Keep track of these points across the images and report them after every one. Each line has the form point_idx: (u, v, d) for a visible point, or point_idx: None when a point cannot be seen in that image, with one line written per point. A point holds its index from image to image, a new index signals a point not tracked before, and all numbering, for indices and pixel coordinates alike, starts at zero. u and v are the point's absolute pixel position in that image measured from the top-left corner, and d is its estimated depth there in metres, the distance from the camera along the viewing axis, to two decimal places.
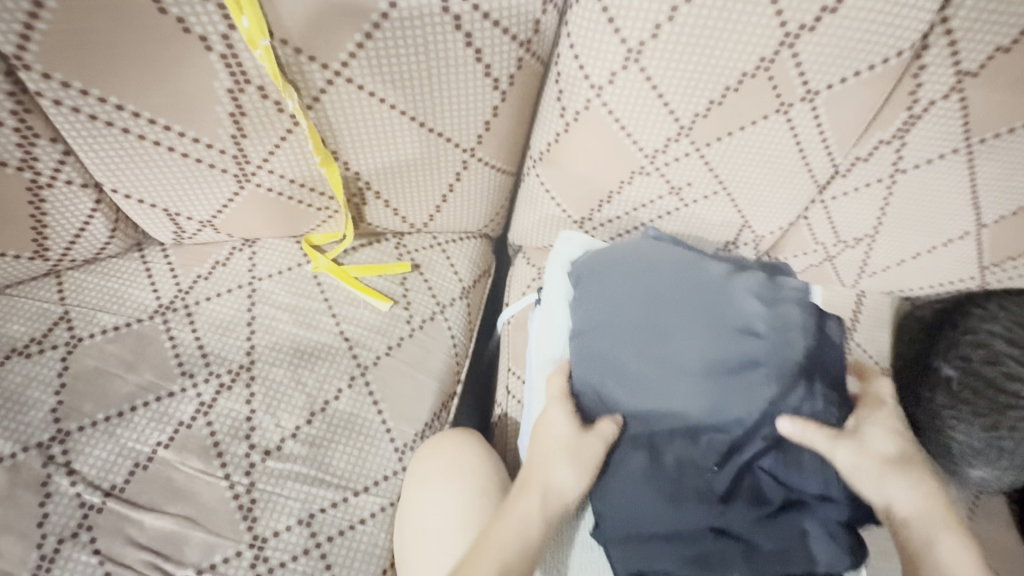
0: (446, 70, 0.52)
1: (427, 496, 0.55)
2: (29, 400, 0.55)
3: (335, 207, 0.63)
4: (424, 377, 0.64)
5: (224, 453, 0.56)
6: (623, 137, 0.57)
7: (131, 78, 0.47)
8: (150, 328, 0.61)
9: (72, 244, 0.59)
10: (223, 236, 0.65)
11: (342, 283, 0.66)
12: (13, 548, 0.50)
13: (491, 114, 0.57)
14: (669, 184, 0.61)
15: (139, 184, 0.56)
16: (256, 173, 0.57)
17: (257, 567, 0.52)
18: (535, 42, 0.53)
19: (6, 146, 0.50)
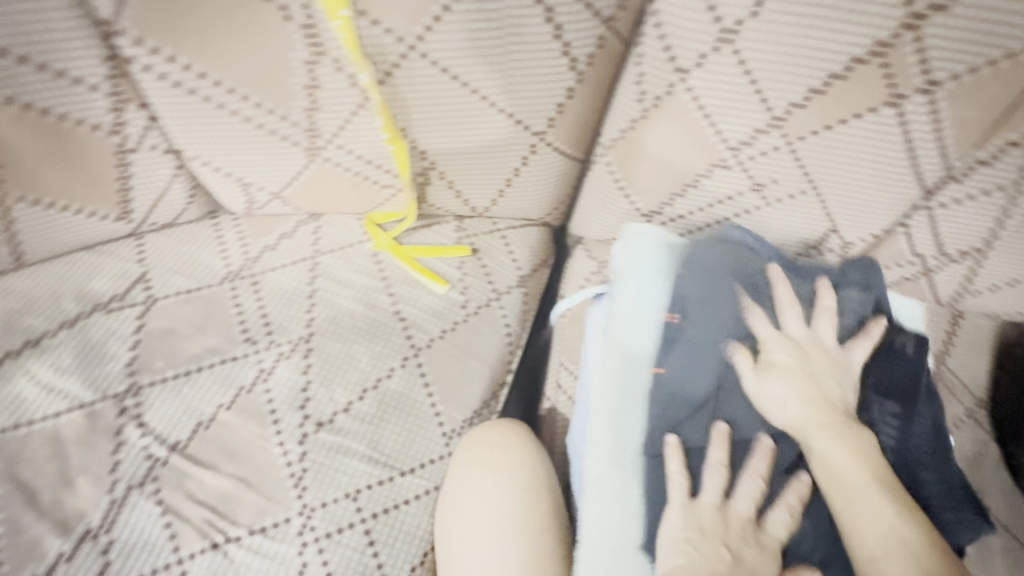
0: (523, 48, 0.50)
1: (471, 483, 0.54)
2: (108, 353, 0.58)
3: (399, 186, 0.63)
4: (475, 363, 0.64)
5: (280, 420, 0.57)
6: (704, 125, 0.53)
7: (212, 46, 0.48)
8: (218, 294, 0.63)
9: (153, 208, 0.62)
10: (289, 209, 0.66)
11: (401, 263, 0.66)
12: (88, 490, 0.53)
13: (565, 96, 0.55)
14: (751, 182, 0.57)
15: (215, 153, 0.57)
16: (325, 147, 0.57)
17: (303, 535, 0.53)
18: (618, 20, 0.50)
19: (99, 110, 0.52)
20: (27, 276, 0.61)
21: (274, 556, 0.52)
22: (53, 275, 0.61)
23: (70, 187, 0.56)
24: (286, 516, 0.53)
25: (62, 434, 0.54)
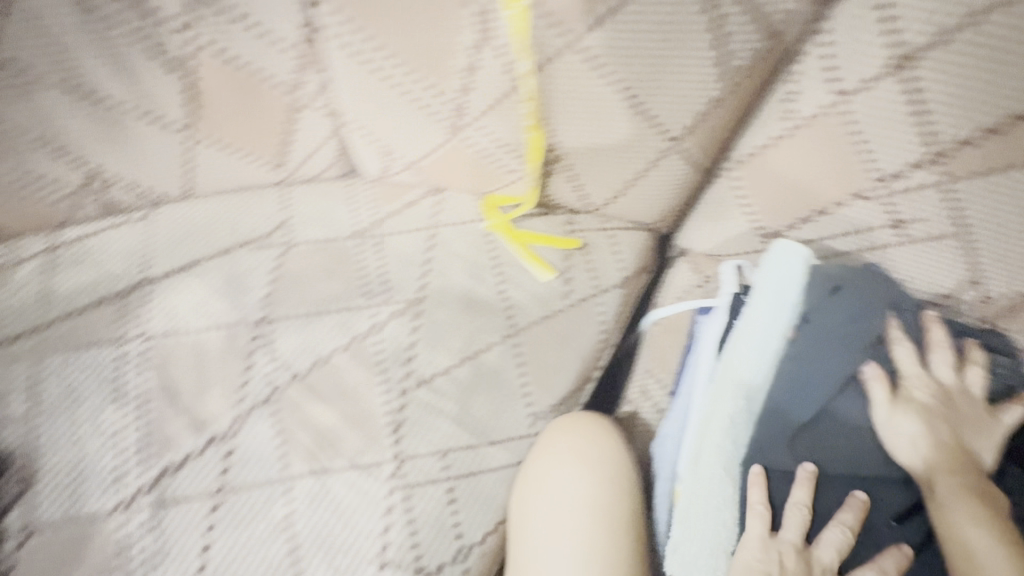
0: (680, 53, 0.51)
1: (561, 472, 0.55)
2: (250, 283, 0.65)
3: (524, 172, 0.65)
4: (569, 352, 0.66)
5: (386, 371, 0.62)
6: (854, 150, 0.52)
7: (396, 23, 0.53)
8: (347, 248, 0.69)
9: (305, 161, 0.69)
10: (418, 179, 0.71)
11: (511, 246, 0.69)
12: (219, 399, 0.60)
13: (710, 105, 0.55)
14: (891, 218, 0.54)
15: (369, 120, 0.63)
16: (467, 126, 0.60)
17: (395, 479, 0.57)
18: (788, 36, 0.50)
19: (285, 68, 0.59)
20: (190, 209, 0.69)
21: (367, 492, 0.57)
22: (210, 209, 0.69)
23: (245, 133, 0.64)
24: (381, 459, 0.58)
25: (205, 347, 0.62)
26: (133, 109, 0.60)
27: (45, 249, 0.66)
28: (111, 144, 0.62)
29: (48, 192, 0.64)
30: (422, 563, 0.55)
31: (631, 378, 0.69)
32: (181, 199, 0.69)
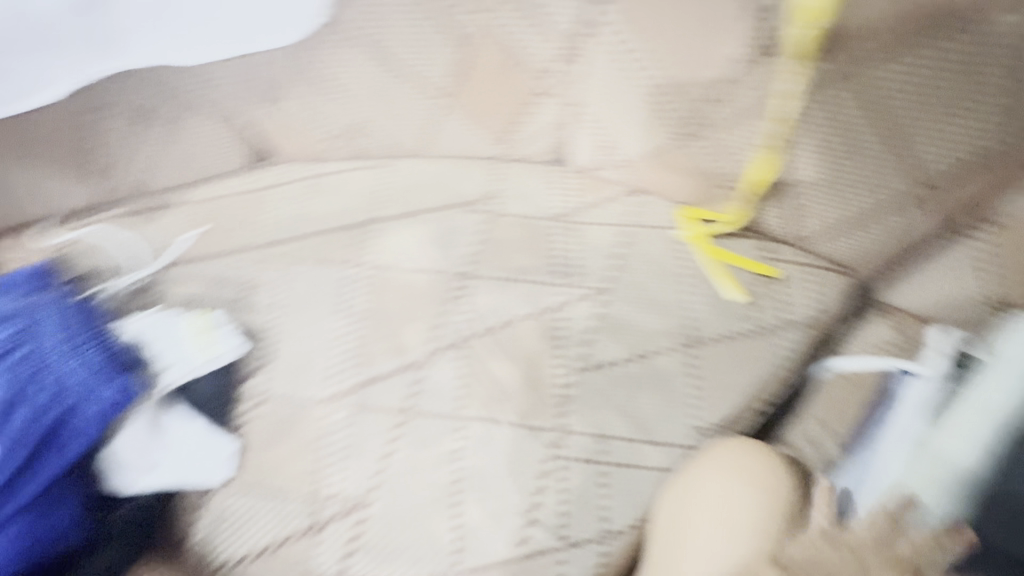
0: (963, 94, 0.50)
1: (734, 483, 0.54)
2: (459, 241, 0.73)
3: (737, 188, 0.66)
4: (741, 377, 0.65)
5: (564, 348, 0.66)
6: None
7: (672, 31, 0.58)
8: (544, 228, 0.73)
9: (524, 143, 0.75)
10: (621, 178, 0.74)
11: (702, 258, 0.70)
12: (418, 333, 0.68)
13: (980, 155, 0.52)
14: None
15: (604, 115, 0.68)
16: (698, 136, 0.64)
17: (555, 447, 0.61)
18: None
19: (547, 55, 0.64)
20: (419, 165, 0.78)
21: (528, 451, 0.61)
22: (433, 170, 0.78)
23: (488, 109, 0.71)
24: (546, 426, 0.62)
25: (414, 286, 0.71)
26: (407, 74, 0.68)
27: (301, 179, 0.77)
28: (377, 101, 0.71)
29: (321, 133, 0.75)
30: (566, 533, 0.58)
31: (792, 419, 0.66)
32: (408, 155, 0.78)
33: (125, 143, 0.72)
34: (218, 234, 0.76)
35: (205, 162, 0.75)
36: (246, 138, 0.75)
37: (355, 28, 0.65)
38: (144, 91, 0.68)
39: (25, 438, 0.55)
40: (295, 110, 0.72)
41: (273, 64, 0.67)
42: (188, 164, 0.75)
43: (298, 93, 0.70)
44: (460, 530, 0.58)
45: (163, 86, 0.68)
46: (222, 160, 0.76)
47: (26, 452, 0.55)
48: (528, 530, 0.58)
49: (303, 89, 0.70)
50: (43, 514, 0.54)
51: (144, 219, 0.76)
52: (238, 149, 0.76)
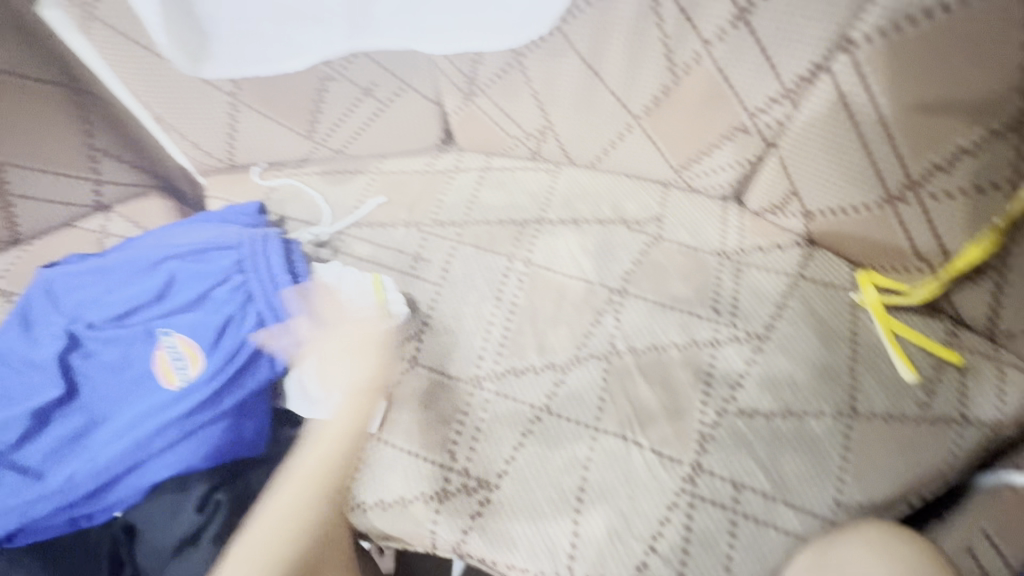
0: None
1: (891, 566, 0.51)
2: (617, 257, 0.75)
3: (937, 266, 0.61)
4: (901, 463, 0.60)
5: (711, 386, 0.65)
6: None
7: (918, 91, 0.52)
8: (708, 262, 0.73)
9: (703, 176, 0.75)
10: (800, 227, 0.71)
11: (877, 327, 0.65)
12: (565, 338, 0.70)
13: None
14: None
15: (802, 162, 0.64)
16: (908, 201, 0.58)
17: (685, 483, 0.60)
18: None
19: (761, 95, 0.62)
20: (589, 174, 0.81)
21: (658, 479, 0.61)
22: (605, 183, 0.81)
23: (677, 136, 0.71)
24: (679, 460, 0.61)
25: (568, 291, 0.73)
26: (612, 91, 0.70)
27: (479, 169, 0.84)
28: (574, 110, 0.74)
29: (511, 129, 0.80)
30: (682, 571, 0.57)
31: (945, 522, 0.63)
32: (585, 167, 0.82)
33: (338, 112, 0.79)
34: (396, 206, 0.82)
35: (406, 139, 0.84)
36: (447, 122, 0.83)
37: (579, 38, 0.67)
38: (365, 73, 0.74)
39: (239, 353, 0.64)
40: (496, 103, 0.77)
41: (487, 63, 0.72)
42: (390, 138, 0.83)
43: (501, 88, 0.75)
44: (576, 538, 0.59)
45: (385, 68, 0.74)
46: (421, 139, 0.85)
47: (234, 367, 0.63)
48: (644, 558, 0.58)
49: (508, 88, 0.75)
50: (239, 421, 0.62)
51: (338, 179, 0.84)
52: (438, 131, 0.84)
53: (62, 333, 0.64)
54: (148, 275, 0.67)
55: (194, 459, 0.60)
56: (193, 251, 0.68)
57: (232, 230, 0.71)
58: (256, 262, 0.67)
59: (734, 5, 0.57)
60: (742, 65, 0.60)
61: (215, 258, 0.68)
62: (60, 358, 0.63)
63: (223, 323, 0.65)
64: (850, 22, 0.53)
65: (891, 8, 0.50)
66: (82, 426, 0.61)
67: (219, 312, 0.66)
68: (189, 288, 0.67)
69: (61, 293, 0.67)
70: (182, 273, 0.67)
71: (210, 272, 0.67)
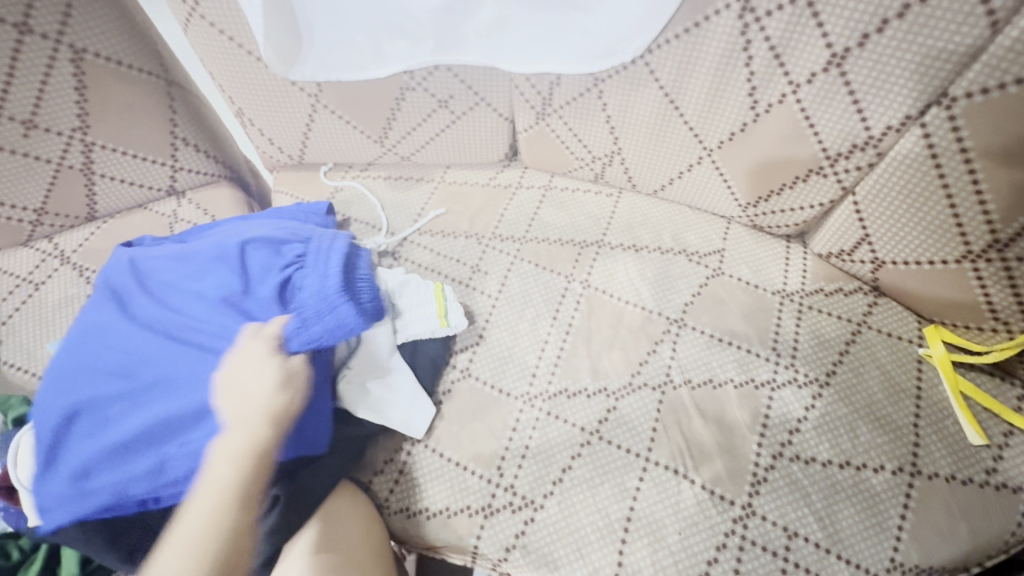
0: None
1: None
2: (676, 288, 0.74)
3: (1016, 328, 0.59)
4: (964, 529, 0.58)
5: (767, 428, 0.64)
6: None
7: (1018, 152, 0.50)
8: (770, 301, 0.72)
9: (771, 214, 0.74)
10: (867, 275, 0.70)
11: (944, 385, 0.64)
12: (620, 363, 0.69)
13: None
14: None
15: (879, 210, 0.63)
16: (992, 261, 0.57)
17: (735, 524, 0.59)
18: None
19: (845, 141, 0.61)
20: (650, 202, 0.82)
21: (708, 518, 0.60)
22: (667, 212, 0.81)
23: (749, 173, 0.70)
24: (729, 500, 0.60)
25: (624, 316, 0.73)
26: (688, 124, 0.70)
27: (541, 187, 0.85)
28: (646, 139, 0.74)
29: (578, 151, 0.81)
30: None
31: None
32: (648, 195, 0.83)
33: (410, 121, 0.80)
34: (457, 217, 0.83)
35: (472, 153, 0.86)
36: (515, 139, 0.85)
37: (663, 71, 0.67)
38: (442, 86, 0.76)
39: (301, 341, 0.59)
40: (567, 125, 0.78)
41: (565, 85, 0.73)
42: (457, 150, 0.85)
43: (574, 111, 0.76)
44: (620, 569, 0.58)
45: (462, 83, 0.76)
46: (488, 153, 0.86)
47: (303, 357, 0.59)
48: None
49: (582, 112, 0.75)
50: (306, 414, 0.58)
51: (402, 185, 0.86)
52: (505, 147, 0.86)
53: (148, 319, 0.62)
54: (222, 265, 0.64)
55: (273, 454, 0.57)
56: (271, 244, 0.66)
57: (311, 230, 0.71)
58: (323, 259, 0.64)
59: (828, 50, 0.56)
60: (828, 109, 0.60)
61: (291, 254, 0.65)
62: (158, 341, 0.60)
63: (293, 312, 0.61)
64: (951, 78, 0.52)
65: (996, 67, 0.49)
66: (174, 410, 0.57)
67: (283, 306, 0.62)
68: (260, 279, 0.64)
69: (150, 277, 0.66)
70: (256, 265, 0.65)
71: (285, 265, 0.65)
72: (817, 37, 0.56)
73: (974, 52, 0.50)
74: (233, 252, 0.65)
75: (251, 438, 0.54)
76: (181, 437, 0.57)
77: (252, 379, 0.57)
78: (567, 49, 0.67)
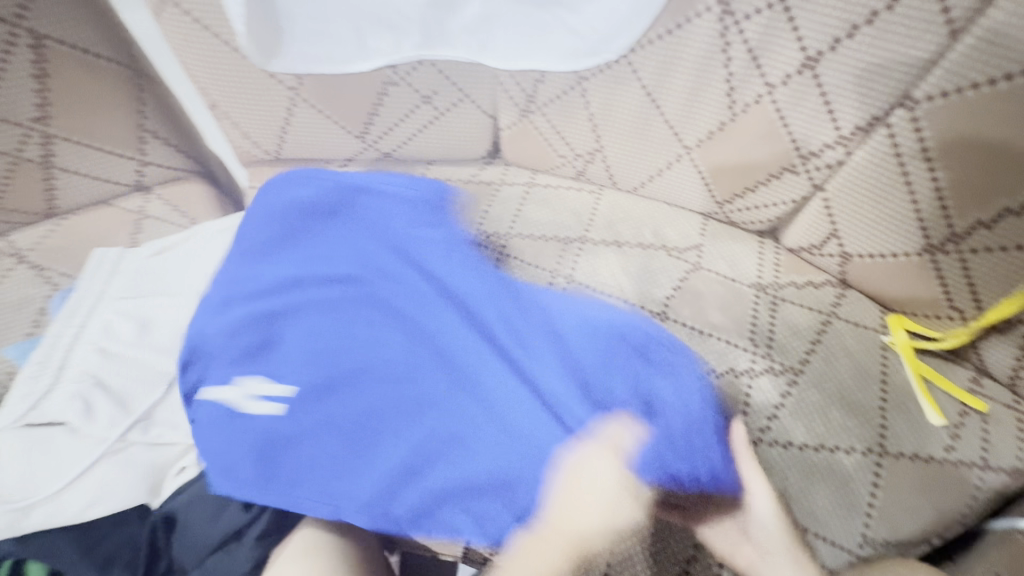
0: None
1: None
2: (658, 282, 0.77)
3: (970, 316, 0.63)
4: (924, 504, 0.62)
5: (747, 415, 0.67)
6: None
7: (974, 151, 0.54)
8: (746, 293, 0.75)
9: (746, 210, 0.77)
10: (835, 268, 0.74)
11: (906, 370, 0.68)
12: None
13: None
14: None
15: (847, 206, 0.67)
16: (949, 252, 0.61)
17: (719, 508, 0.61)
18: None
19: (816, 140, 0.64)
20: (630, 199, 0.84)
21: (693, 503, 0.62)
22: (647, 208, 0.83)
23: (726, 170, 0.73)
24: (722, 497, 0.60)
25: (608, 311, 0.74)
26: (668, 123, 0.72)
27: (524, 183, 0.86)
28: (627, 137, 0.76)
29: (561, 148, 0.82)
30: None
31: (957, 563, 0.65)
32: (628, 192, 0.85)
33: (393, 116, 0.80)
34: None
35: (455, 149, 0.85)
36: (497, 136, 0.85)
37: (645, 70, 0.69)
38: (426, 81, 0.75)
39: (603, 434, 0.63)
40: (550, 122, 0.79)
41: (549, 83, 0.74)
42: (440, 146, 0.84)
43: (558, 109, 0.77)
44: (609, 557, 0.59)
45: (447, 78, 0.76)
46: (471, 149, 0.87)
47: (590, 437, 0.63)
48: None
49: (565, 110, 0.76)
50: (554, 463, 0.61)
51: None
52: (487, 143, 0.86)
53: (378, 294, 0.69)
54: (415, 281, 0.70)
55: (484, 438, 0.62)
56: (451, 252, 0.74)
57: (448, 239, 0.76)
58: (530, 288, 0.74)
59: (802, 53, 0.59)
60: (801, 110, 0.63)
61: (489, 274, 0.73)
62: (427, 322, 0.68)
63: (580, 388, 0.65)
64: (914, 81, 0.56)
65: (955, 72, 0.53)
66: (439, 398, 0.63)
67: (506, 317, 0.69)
68: (464, 290, 0.71)
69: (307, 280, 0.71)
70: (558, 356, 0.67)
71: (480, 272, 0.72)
72: (792, 41, 0.59)
73: (934, 59, 0.53)
74: (421, 272, 0.72)
75: (621, 516, 0.60)
76: (461, 490, 0.59)
77: (574, 480, 0.60)
78: (546, 50, 0.69)
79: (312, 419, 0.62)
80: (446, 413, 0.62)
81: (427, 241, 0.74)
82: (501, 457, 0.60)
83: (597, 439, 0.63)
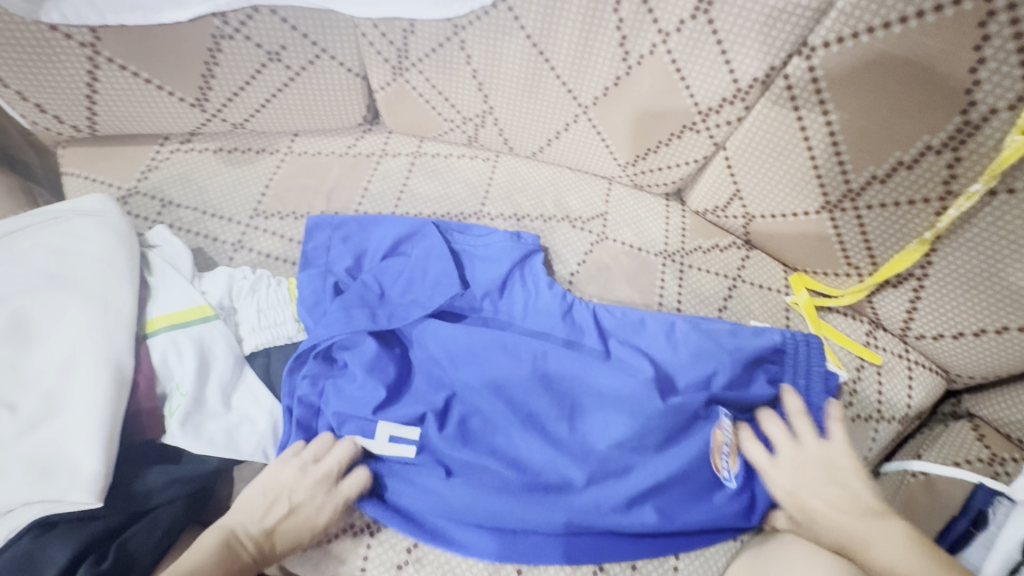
0: (987, 292, 0.55)
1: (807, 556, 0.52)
2: (563, 257, 0.71)
3: (865, 272, 0.62)
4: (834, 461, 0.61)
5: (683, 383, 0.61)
6: (969, 429, 0.64)
7: (866, 100, 0.51)
8: (652, 261, 0.71)
9: (649, 173, 0.71)
10: (740, 229, 0.70)
11: (808, 328, 0.67)
12: None
13: None
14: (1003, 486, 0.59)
15: (748, 165, 0.63)
16: (843, 207, 0.59)
17: None
18: None
19: (714, 94, 0.59)
20: (529, 165, 0.76)
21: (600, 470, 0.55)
22: (547, 176, 0.76)
23: (624, 130, 0.66)
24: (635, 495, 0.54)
25: None
26: (560, 79, 0.64)
27: (409, 154, 0.75)
28: (517, 96, 0.67)
29: (447, 112, 0.71)
30: (635, 563, 0.55)
31: None
32: (526, 159, 0.76)
33: (236, 77, 0.65)
34: (312, 193, 0.71)
35: (326, 119, 0.73)
36: (373, 99, 0.73)
37: (528, 16, 0.60)
38: (270, 33, 0.62)
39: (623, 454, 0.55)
40: (429, 81, 0.68)
41: (420, 33, 0.63)
42: (304, 114, 0.71)
43: (434, 65, 0.66)
44: None
45: (295, 30, 0.63)
46: (343, 118, 0.74)
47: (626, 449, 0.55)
48: None
49: (444, 66, 0.66)
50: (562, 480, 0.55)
51: (238, 159, 0.72)
52: (362, 110, 0.74)
53: (532, 434, 0.56)
54: (433, 274, 0.60)
55: (518, 446, 0.56)
56: (453, 257, 0.62)
57: (478, 243, 0.64)
58: (415, 269, 0.61)
59: None
60: (697, 59, 0.57)
61: (505, 287, 0.63)
62: (526, 376, 0.57)
63: (626, 382, 0.56)
64: (810, 27, 0.51)
65: (850, 15, 0.49)
66: (523, 485, 0.55)
67: (574, 316, 0.61)
68: (518, 306, 0.62)
69: (392, 345, 0.59)
70: (615, 341, 0.60)
71: (709, 349, 0.58)
72: None
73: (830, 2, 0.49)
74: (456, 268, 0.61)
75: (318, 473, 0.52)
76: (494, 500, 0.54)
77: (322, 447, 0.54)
78: None
79: (460, 456, 0.56)
80: (505, 408, 0.57)
81: (420, 243, 0.62)
82: (669, 429, 0.55)
83: (662, 338, 0.59)
